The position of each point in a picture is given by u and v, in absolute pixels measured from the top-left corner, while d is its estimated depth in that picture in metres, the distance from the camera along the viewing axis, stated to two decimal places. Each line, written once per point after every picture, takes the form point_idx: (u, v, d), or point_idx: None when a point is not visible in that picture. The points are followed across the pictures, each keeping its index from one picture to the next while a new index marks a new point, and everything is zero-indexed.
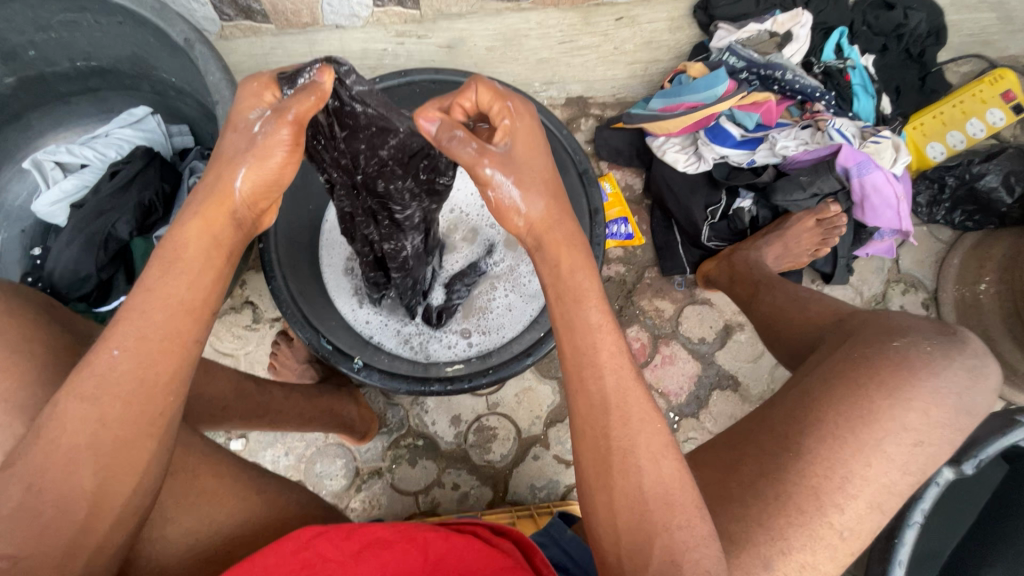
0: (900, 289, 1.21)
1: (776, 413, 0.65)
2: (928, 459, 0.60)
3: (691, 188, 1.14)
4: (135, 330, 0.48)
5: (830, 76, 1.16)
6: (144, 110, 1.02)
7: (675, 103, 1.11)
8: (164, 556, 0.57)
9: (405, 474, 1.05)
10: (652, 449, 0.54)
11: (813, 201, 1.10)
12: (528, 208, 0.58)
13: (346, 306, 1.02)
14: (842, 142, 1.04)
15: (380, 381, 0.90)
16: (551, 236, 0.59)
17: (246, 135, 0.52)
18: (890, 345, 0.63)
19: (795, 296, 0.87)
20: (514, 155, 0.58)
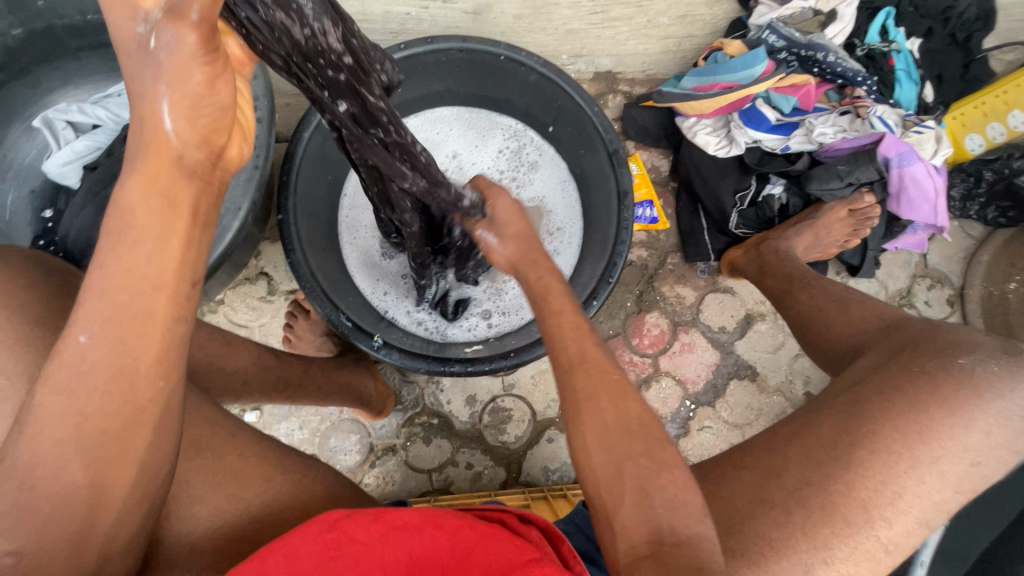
0: (927, 284, 1.18)
1: (826, 415, 0.64)
2: (976, 473, 0.59)
3: (722, 171, 1.11)
4: (100, 312, 0.42)
5: (872, 60, 1.10)
6: None
7: (709, 82, 1.06)
8: (193, 535, 0.57)
9: (419, 452, 1.05)
10: (612, 393, 0.54)
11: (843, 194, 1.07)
12: (503, 249, 0.68)
13: (372, 285, 1.00)
14: (884, 132, 1.01)
15: (399, 361, 0.88)
16: (524, 265, 0.67)
17: (143, 55, 0.40)
18: (953, 362, 0.61)
19: (834, 293, 0.86)
20: (497, 215, 0.70)
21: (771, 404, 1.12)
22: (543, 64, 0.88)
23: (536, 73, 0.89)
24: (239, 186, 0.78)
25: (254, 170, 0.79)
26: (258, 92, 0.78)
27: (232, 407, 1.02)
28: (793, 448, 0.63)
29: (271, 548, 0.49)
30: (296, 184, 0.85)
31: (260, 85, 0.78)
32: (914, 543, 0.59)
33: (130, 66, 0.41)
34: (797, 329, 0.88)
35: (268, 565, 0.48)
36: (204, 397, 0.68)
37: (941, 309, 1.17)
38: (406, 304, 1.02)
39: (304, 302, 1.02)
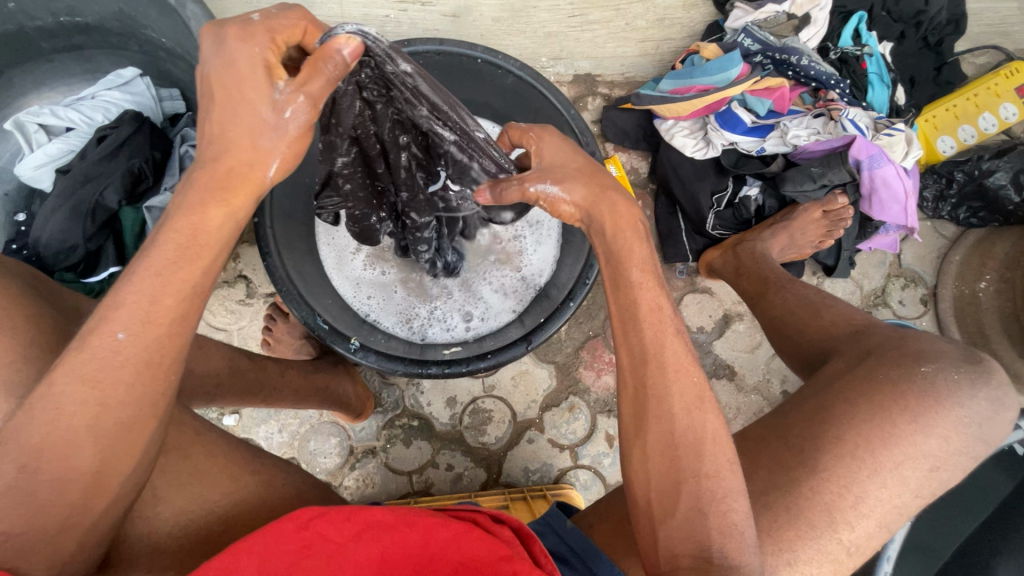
0: (901, 284, 1.20)
1: (796, 414, 0.65)
2: (935, 477, 0.61)
3: (698, 173, 1.12)
4: (136, 309, 0.46)
5: (845, 63, 1.12)
6: (133, 71, 0.97)
7: (686, 85, 1.09)
8: (154, 536, 0.56)
9: (399, 454, 1.05)
10: (686, 400, 0.54)
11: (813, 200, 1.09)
12: (569, 195, 0.59)
13: (361, 298, 0.99)
14: (855, 134, 1.03)
15: (377, 362, 0.90)
16: (598, 210, 0.59)
17: (276, 121, 0.50)
18: (917, 369, 0.63)
19: (805, 298, 0.87)
20: (544, 165, 0.61)
21: (748, 403, 1.14)
22: (518, 68, 0.90)
23: (512, 75, 0.90)
24: None
25: None
26: None
27: (210, 412, 1.02)
28: (762, 451, 0.65)
29: (245, 544, 0.50)
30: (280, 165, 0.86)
31: None
32: (878, 544, 0.61)
33: (253, 125, 0.50)
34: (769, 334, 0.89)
35: (240, 562, 0.49)
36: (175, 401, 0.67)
37: (914, 309, 1.19)
38: (393, 308, 1.01)
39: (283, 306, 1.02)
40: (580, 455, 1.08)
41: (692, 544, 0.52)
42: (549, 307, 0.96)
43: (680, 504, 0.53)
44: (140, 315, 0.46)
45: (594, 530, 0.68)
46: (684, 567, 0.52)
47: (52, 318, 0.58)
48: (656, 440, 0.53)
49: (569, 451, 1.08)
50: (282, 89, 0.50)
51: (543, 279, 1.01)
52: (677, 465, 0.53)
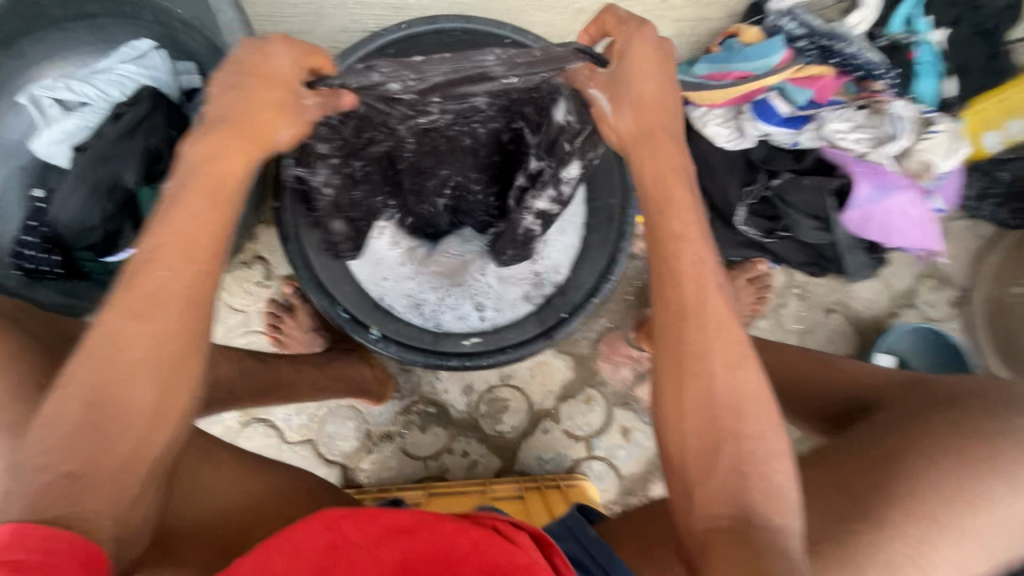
0: (932, 284, 1.17)
1: (870, 450, 0.66)
2: (1015, 543, 0.61)
3: (729, 165, 1.08)
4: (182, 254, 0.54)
5: (894, 51, 1.06)
6: (148, 44, 0.94)
7: (723, 71, 1.05)
8: (197, 504, 0.63)
9: (415, 440, 1.06)
10: (727, 356, 0.57)
11: (824, 218, 0.99)
12: (617, 122, 0.65)
13: (380, 280, 0.98)
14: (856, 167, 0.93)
15: (398, 353, 0.91)
16: (636, 148, 0.65)
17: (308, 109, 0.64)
18: (1011, 424, 0.63)
19: (810, 353, 0.86)
20: (619, 73, 0.65)
21: None
22: None
23: None
24: None
25: None
26: None
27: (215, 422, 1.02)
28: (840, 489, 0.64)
29: (278, 544, 0.51)
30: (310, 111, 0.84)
31: None
32: None
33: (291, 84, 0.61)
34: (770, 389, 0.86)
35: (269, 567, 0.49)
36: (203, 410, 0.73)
37: (943, 310, 1.16)
38: (404, 291, 1.00)
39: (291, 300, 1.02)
40: (594, 446, 1.08)
41: (733, 504, 0.52)
42: (569, 305, 0.95)
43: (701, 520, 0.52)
44: (183, 251, 0.54)
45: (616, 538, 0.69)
46: (723, 524, 0.52)
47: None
48: (693, 397, 0.56)
49: (583, 442, 1.08)
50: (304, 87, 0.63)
51: (561, 277, 0.99)
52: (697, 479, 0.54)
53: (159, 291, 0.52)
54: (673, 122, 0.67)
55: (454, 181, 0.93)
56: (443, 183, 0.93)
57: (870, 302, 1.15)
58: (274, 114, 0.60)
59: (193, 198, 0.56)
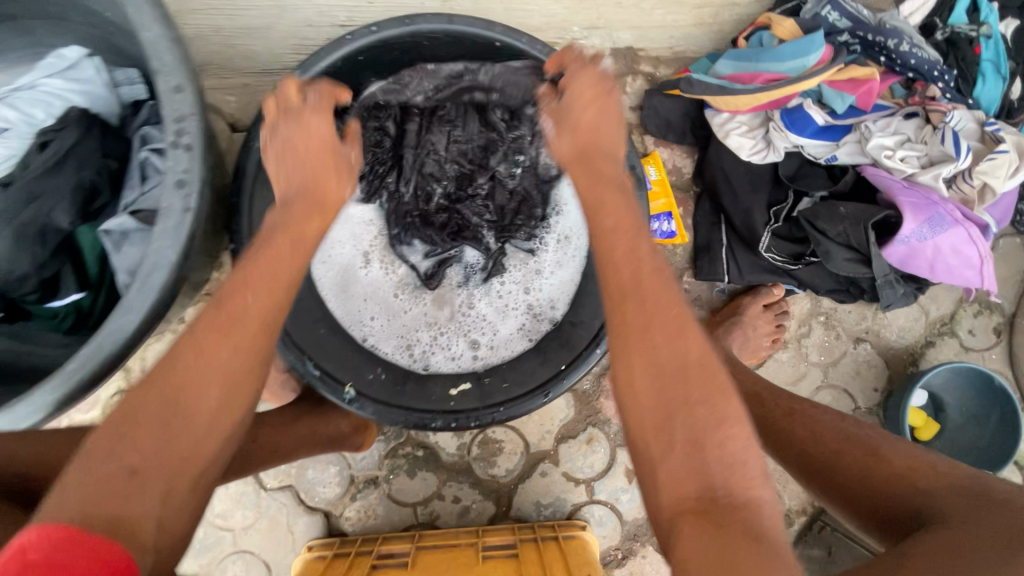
0: (974, 310, 1.05)
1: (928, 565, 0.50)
2: None
3: (753, 182, 0.95)
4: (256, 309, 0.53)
5: (953, 47, 0.90)
6: (77, 51, 0.81)
7: (750, 72, 0.90)
8: None
9: (402, 485, 0.98)
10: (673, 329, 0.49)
11: (861, 251, 0.85)
12: (559, 145, 0.70)
13: (367, 318, 0.92)
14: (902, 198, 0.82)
15: (375, 414, 0.79)
16: (572, 168, 0.68)
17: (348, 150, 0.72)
18: None
19: (845, 430, 0.72)
20: (568, 102, 0.69)
21: None
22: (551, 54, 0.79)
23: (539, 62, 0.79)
24: (168, 234, 0.62)
25: (185, 212, 0.63)
26: (187, 111, 0.63)
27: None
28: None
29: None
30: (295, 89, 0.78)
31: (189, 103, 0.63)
32: None
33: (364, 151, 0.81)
34: (786, 462, 0.75)
35: None
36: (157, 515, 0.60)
37: (985, 339, 1.05)
38: (395, 330, 0.93)
39: None
40: (596, 490, 1.01)
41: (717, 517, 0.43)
42: (568, 354, 0.85)
43: None
44: (260, 295, 0.53)
45: None
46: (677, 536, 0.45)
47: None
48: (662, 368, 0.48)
49: (584, 486, 1.00)
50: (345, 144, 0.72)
51: (558, 312, 0.93)
52: None
53: (243, 316, 0.52)
54: (616, 151, 0.67)
55: (450, 160, 0.94)
56: (441, 161, 0.93)
57: (903, 330, 1.04)
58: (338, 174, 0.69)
59: (279, 240, 0.59)
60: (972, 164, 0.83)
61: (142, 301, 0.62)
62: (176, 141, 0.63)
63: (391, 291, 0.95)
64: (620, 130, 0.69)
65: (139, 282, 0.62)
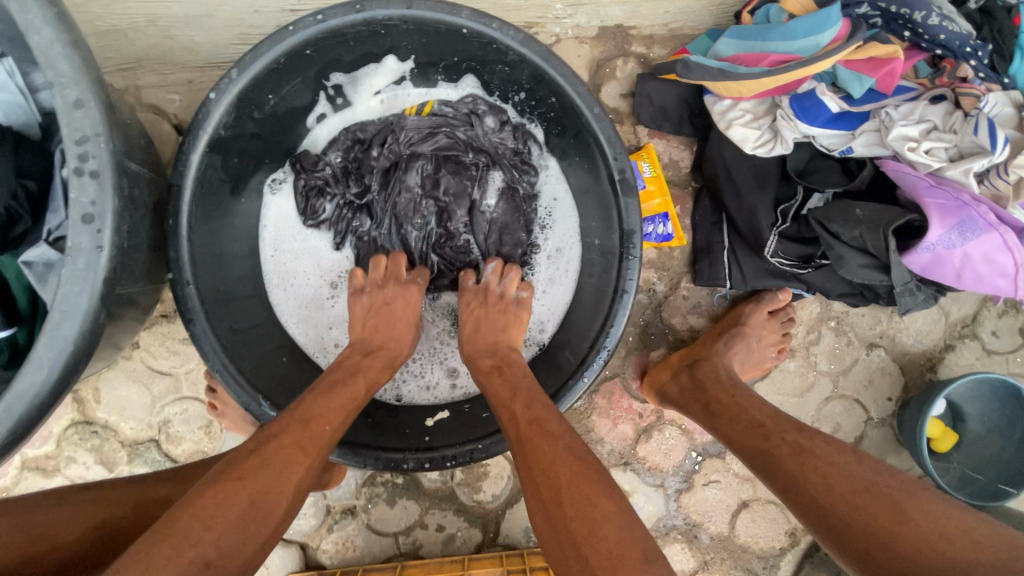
0: (999, 310, 0.96)
1: None
2: None
3: (758, 178, 0.85)
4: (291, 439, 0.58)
5: (988, 16, 0.79)
6: None
7: (755, 53, 0.79)
8: None
9: (382, 514, 0.92)
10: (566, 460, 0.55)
11: (878, 258, 0.76)
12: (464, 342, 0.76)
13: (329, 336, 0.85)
14: (930, 205, 0.72)
15: (338, 457, 0.71)
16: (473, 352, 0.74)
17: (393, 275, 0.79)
18: None
19: (862, 478, 0.63)
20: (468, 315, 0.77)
21: None
22: (524, 42, 0.69)
23: (510, 50, 0.70)
24: (77, 278, 0.53)
25: (98, 249, 0.54)
26: (90, 130, 0.53)
27: None
28: None
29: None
30: (222, 101, 0.68)
31: (94, 121, 0.53)
32: None
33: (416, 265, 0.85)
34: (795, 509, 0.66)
35: None
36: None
37: (1011, 341, 0.96)
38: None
39: None
40: None
41: None
42: (555, 382, 0.77)
43: None
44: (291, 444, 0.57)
45: None
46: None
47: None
48: (551, 509, 0.52)
49: None
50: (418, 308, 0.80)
51: (547, 335, 0.84)
52: None
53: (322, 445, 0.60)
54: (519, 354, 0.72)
55: (424, 192, 0.86)
56: (413, 196, 0.86)
57: (921, 334, 0.96)
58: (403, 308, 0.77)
59: (358, 384, 0.67)
60: (1009, 157, 0.72)
61: (53, 355, 0.53)
62: (79, 167, 0.53)
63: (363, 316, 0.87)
64: (514, 327, 0.75)
65: (47, 334, 0.53)
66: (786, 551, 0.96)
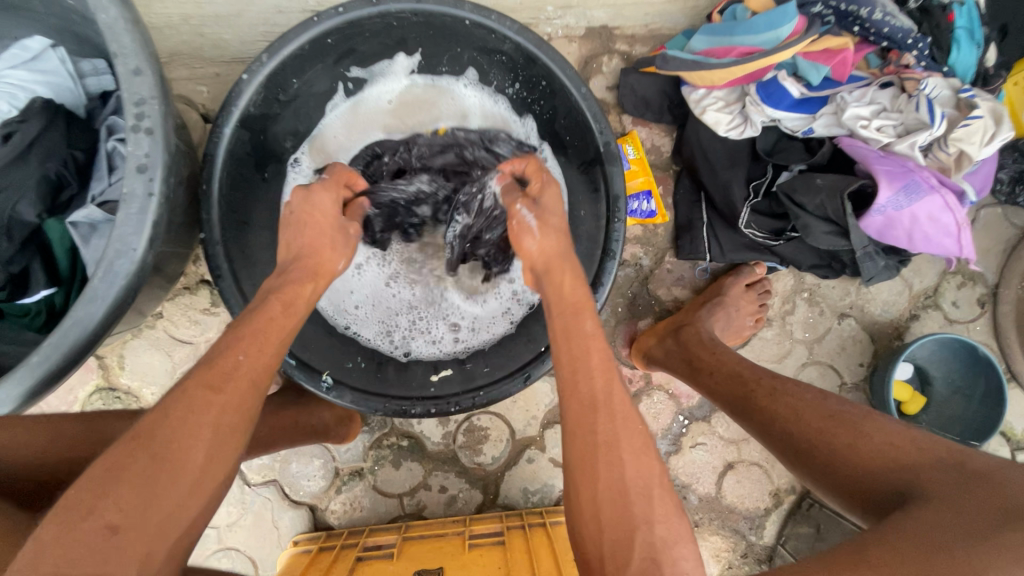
0: (957, 282, 1.04)
1: (899, 533, 0.55)
2: None
3: (731, 158, 0.94)
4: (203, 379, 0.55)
5: (927, 14, 0.89)
6: (41, 41, 0.80)
7: (725, 46, 0.89)
8: None
9: (388, 476, 0.97)
10: (635, 447, 0.55)
11: (839, 224, 0.85)
12: (539, 237, 0.68)
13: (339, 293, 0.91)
14: (874, 167, 0.81)
15: (352, 403, 0.78)
16: (550, 263, 0.67)
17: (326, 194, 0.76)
18: None
19: (827, 408, 0.74)
20: (543, 203, 0.71)
21: None
22: (520, 32, 0.78)
23: (507, 38, 0.79)
24: (131, 220, 0.61)
25: (148, 196, 0.61)
26: (146, 94, 0.62)
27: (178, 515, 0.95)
28: (867, 565, 0.54)
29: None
30: (253, 81, 0.76)
31: (149, 85, 0.61)
32: None
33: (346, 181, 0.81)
34: (768, 441, 0.77)
35: None
36: None
37: (969, 311, 1.04)
38: (365, 312, 0.91)
39: None
40: None
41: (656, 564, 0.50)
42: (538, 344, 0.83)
43: (633, 558, 0.50)
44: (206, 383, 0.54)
45: None
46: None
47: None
48: (605, 486, 0.54)
49: None
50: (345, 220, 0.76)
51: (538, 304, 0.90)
52: None
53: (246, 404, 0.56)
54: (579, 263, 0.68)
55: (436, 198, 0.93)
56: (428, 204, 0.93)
57: (888, 304, 1.04)
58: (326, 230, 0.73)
59: (272, 305, 0.63)
60: (948, 130, 0.83)
61: (106, 288, 0.60)
62: (137, 125, 0.61)
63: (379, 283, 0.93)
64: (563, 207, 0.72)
65: (103, 270, 0.60)
66: (771, 511, 1.01)
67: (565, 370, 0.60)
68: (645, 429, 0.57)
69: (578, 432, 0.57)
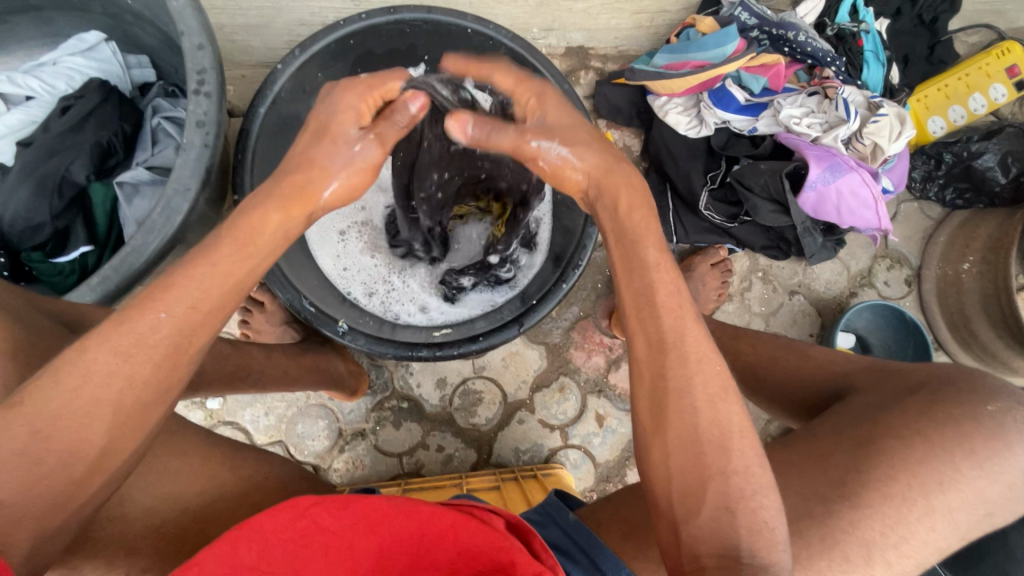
0: (886, 264, 1.21)
1: (840, 419, 0.65)
2: (987, 522, 0.60)
3: (691, 153, 1.10)
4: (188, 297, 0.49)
5: (842, 40, 1.10)
6: (96, 35, 0.92)
7: (681, 60, 1.07)
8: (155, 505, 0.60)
9: (389, 436, 1.04)
10: (709, 390, 0.53)
11: (782, 203, 1.02)
12: (580, 160, 0.62)
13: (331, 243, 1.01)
14: (805, 151, 1.00)
15: (366, 346, 0.87)
16: (608, 180, 0.61)
17: (346, 149, 0.63)
18: (985, 411, 0.60)
19: (782, 342, 0.84)
20: (549, 123, 0.64)
21: None
22: (511, 38, 0.93)
23: (500, 44, 0.93)
24: (188, 165, 0.72)
25: (203, 148, 0.73)
26: (206, 64, 0.73)
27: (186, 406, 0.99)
28: (830, 463, 0.61)
29: (243, 530, 0.45)
30: (286, 70, 0.89)
31: (208, 56, 0.73)
32: None
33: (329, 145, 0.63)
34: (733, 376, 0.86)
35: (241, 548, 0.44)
36: (183, 425, 0.68)
37: (898, 289, 1.21)
38: (361, 277, 1.01)
39: (255, 294, 0.96)
40: (570, 434, 1.08)
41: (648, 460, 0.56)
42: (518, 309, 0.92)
43: (705, 502, 0.51)
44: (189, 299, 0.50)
45: (598, 526, 0.67)
46: (710, 567, 0.50)
47: (16, 326, 0.56)
48: (675, 439, 0.52)
49: (559, 431, 1.08)
50: (361, 131, 0.64)
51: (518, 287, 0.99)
52: (700, 458, 0.52)
53: (150, 334, 0.47)
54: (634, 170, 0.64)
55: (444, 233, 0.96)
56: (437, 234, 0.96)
57: (830, 282, 1.19)
58: (320, 170, 0.62)
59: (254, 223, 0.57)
60: (862, 127, 1.02)
61: (165, 222, 0.70)
62: (198, 89, 0.73)
63: (373, 259, 1.02)
64: (574, 112, 0.66)
65: (162, 206, 0.70)
66: None
67: (629, 307, 0.56)
68: (722, 365, 0.54)
69: (648, 373, 0.54)
